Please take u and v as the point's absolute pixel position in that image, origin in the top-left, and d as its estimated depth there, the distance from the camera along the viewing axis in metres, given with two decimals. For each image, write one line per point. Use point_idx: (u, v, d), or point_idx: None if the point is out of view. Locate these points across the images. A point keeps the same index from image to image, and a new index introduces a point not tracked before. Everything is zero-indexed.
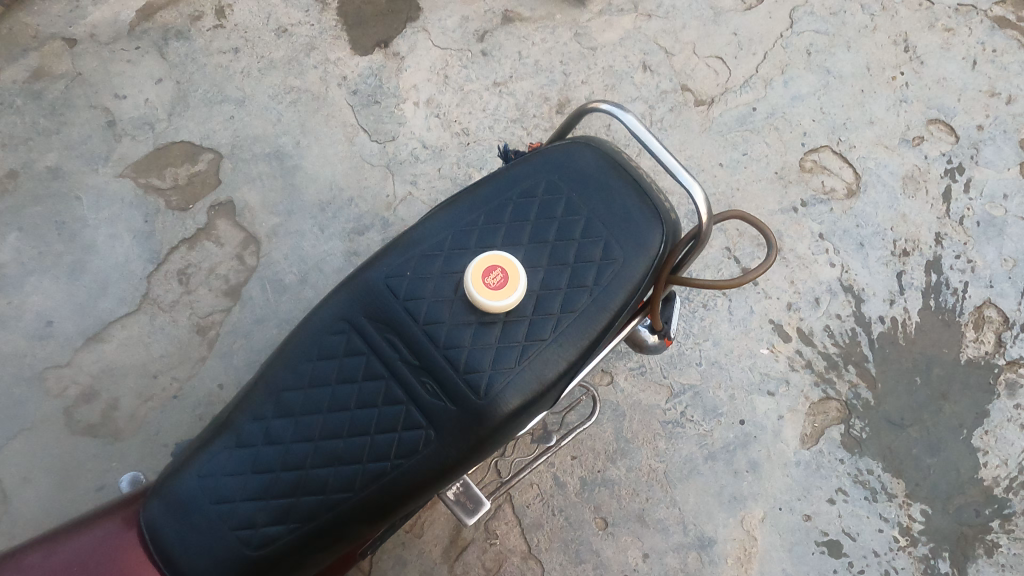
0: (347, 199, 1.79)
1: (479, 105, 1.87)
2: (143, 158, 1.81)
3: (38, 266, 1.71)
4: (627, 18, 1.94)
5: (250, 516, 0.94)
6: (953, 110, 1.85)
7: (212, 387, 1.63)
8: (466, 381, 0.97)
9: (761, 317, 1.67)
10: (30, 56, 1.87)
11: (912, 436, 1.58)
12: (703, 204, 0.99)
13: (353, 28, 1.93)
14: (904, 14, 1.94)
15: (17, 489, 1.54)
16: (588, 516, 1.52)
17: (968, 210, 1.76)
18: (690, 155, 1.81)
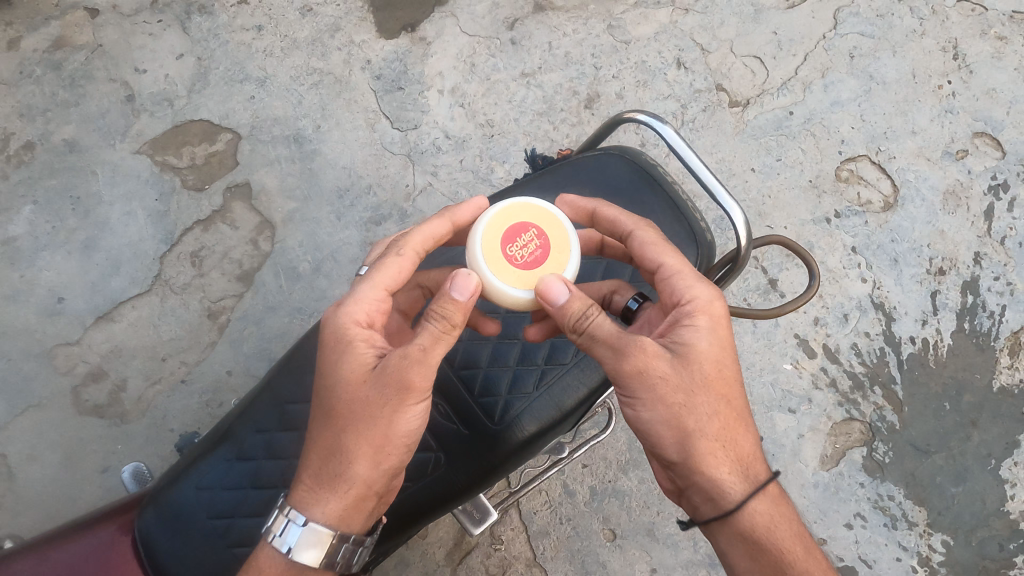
0: (365, 187, 1.74)
1: (506, 96, 1.81)
2: (161, 135, 1.77)
3: (51, 241, 1.69)
4: (663, 12, 1.87)
5: (249, 533, 0.95)
6: (1001, 123, 1.76)
7: (221, 374, 1.60)
8: (481, 405, 1.01)
9: (786, 331, 1.62)
10: (51, 24, 1.83)
11: (937, 464, 1.53)
12: (742, 225, 0.95)
13: (380, 10, 1.88)
14: (955, 18, 1.84)
15: (22, 466, 1.53)
16: (597, 527, 1.48)
17: (1010, 229, 1.68)
18: (721, 159, 1.75)
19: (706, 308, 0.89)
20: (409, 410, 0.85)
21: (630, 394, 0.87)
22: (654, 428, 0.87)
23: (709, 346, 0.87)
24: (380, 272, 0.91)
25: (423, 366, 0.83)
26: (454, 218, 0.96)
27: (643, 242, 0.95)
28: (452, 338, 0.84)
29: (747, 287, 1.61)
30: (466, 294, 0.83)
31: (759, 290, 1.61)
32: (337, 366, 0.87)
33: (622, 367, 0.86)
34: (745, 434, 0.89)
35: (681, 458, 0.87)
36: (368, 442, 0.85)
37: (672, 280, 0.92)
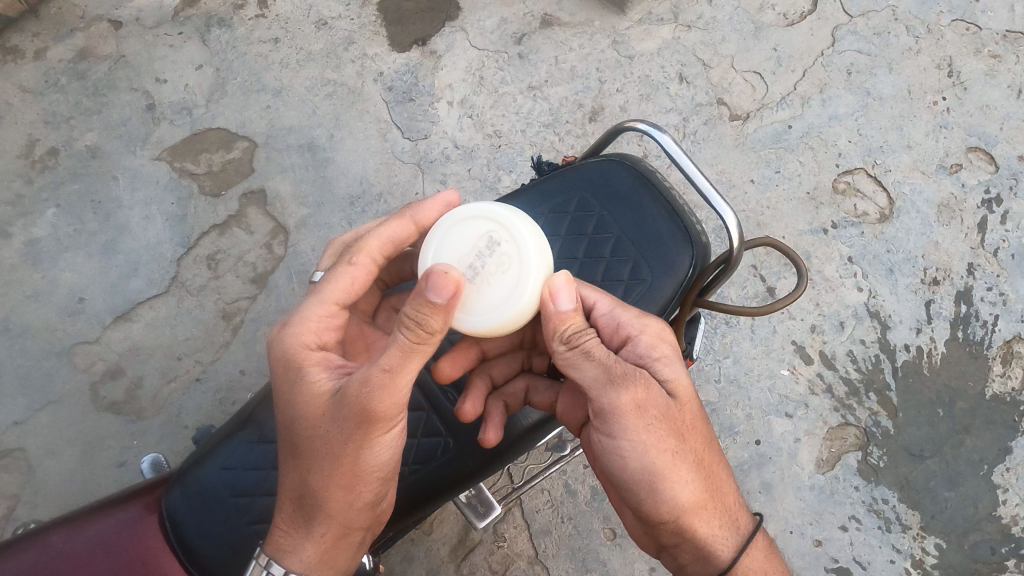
0: (376, 194, 1.80)
1: (513, 108, 1.87)
2: (180, 142, 1.83)
3: (72, 244, 1.75)
4: (666, 28, 1.93)
5: (268, 511, 1.03)
6: (994, 138, 1.81)
7: (234, 373, 1.65)
8: (487, 393, 1.09)
9: (783, 338, 1.66)
10: (76, 35, 1.91)
11: (930, 469, 1.57)
12: (735, 227, 1.03)
13: (392, 25, 1.95)
14: (950, 37, 1.90)
15: (41, 459, 1.58)
16: (597, 526, 1.52)
17: (1004, 241, 1.72)
18: (721, 171, 1.80)
19: (666, 339, 0.97)
20: (377, 440, 0.89)
21: (620, 433, 0.89)
22: (646, 475, 0.89)
23: (681, 381, 0.94)
24: (331, 289, 0.96)
25: (385, 393, 0.85)
26: (415, 217, 1.02)
27: (574, 281, 1.01)
28: (416, 358, 0.85)
29: (746, 295, 1.66)
30: (444, 295, 0.82)
31: (758, 297, 1.66)
32: (298, 394, 0.91)
33: (618, 405, 0.89)
34: (716, 467, 0.96)
35: (671, 512, 0.90)
36: (340, 475, 0.90)
37: (618, 321, 0.98)
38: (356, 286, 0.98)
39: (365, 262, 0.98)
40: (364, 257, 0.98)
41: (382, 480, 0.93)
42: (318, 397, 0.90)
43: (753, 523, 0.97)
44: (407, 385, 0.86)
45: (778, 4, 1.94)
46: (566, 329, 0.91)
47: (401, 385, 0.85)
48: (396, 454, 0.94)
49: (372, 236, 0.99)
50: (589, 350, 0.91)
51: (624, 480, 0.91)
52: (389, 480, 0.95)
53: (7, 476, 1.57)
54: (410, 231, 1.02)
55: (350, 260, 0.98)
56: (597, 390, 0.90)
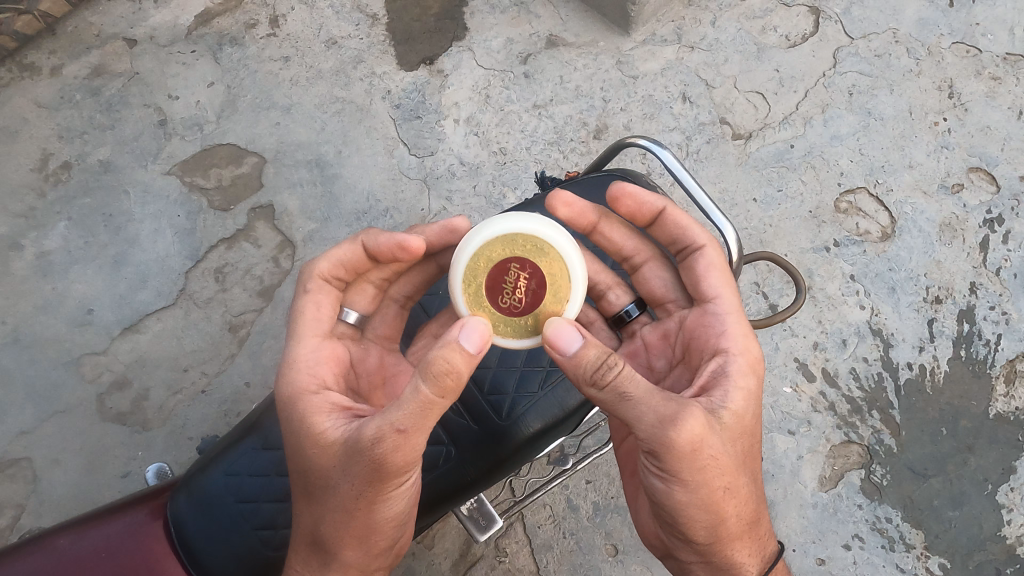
0: (383, 210, 1.82)
1: (518, 126, 1.90)
2: (190, 157, 1.87)
3: (82, 256, 1.77)
4: (670, 49, 1.96)
5: (272, 518, 1.05)
6: (995, 159, 1.82)
7: (240, 385, 1.67)
8: (489, 402, 1.10)
9: (785, 355, 1.67)
10: (92, 53, 1.95)
11: (934, 488, 1.57)
12: (732, 241, 1.07)
13: (400, 44, 1.98)
14: (950, 60, 1.92)
15: (47, 469, 1.59)
16: (599, 542, 1.52)
17: (1005, 261, 1.73)
18: (724, 189, 1.82)
19: (752, 364, 0.96)
20: (389, 493, 0.90)
21: (674, 472, 0.88)
22: (691, 508, 0.90)
23: (750, 414, 0.94)
24: (302, 322, 1.02)
25: (400, 451, 0.85)
26: (365, 242, 1.05)
27: (711, 264, 1.06)
28: (433, 415, 0.85)
29: (748, 311, 1.67)
30: (476, 344, 0.84)
31: (760, 314, 1.67)
32: (308, 445, 0.91)
33: (680, 446, 0.86)
34: (759, 498, 0.98)
35: (709, 539, 0.93)
36: (354, 526, 0.92)
37: (725, 327, 1.00)
38: (321, 310, 1.04)
39: (318, 286, 1.05)
40: (316, 281, 1.05)
41: (395, 528, 0.95)
42: (328, 448, 0.90)
43: (777, 548, 1.03)
44: (423, 440, 0.86)
45: (780, 26, 1.97)
46: (585, 370, 0.88)
47: (415, 440, 0.85)
48: (408, 502, 0.95)
49: (321, 260, 1.05)
50: (624, 390, 0.87)
51: (667, 507, 0.91)
52: (402, 527, 0.97)
53: (13, 485, 1.58)
54: (360, 254, 1.06)
55: (306, 288, 1.04)
56: (649, 429, 0.87)
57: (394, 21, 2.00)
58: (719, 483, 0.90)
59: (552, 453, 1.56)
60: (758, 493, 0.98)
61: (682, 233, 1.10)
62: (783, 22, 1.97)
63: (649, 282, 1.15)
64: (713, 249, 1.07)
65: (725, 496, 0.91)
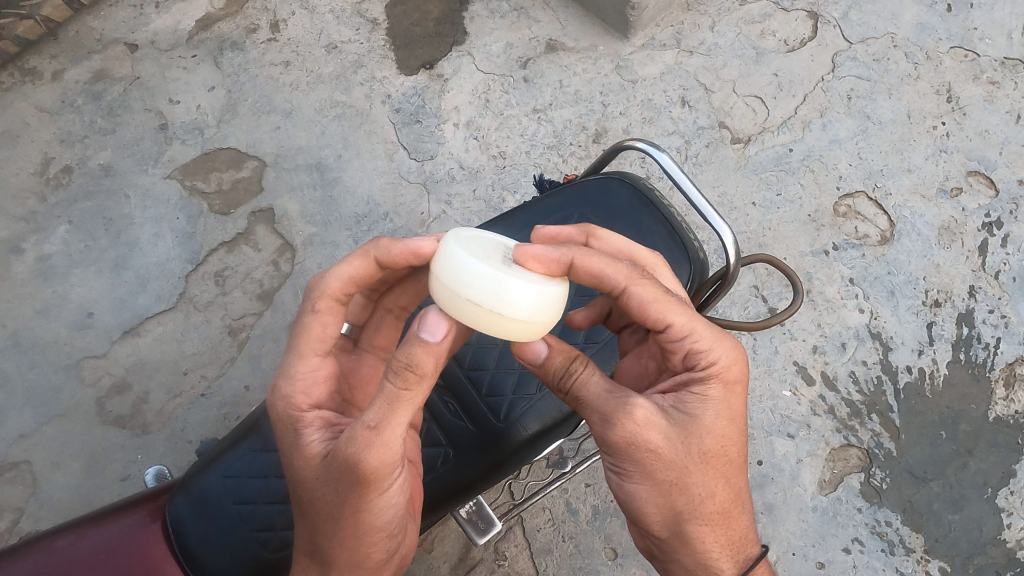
0: (383, 214, 1.83)
1: (518, 130, 1.91)
2: (191, 161, 1.87)
3: (83, 259, 1.78)
4: (669, 53, 1.97)
5: (269, 520, 1.04)
6: (994, 163, 1.83)
7: (239, 389, 1.67)
8: (487, 403, 1.10)
9: (784, 359, 1.67)
10: (93, 58, 1.96)
11: (934, 491, 1.56)
12: (731, 244, 1.08)
13: (400, 49, 1.99)
14: (948, 64, 1.93)
15: (46, 473, 1.59)
16: (598, 546, 1.52)
17: (1005, 264, 1.73)
18: (723, 193, 1.82)
19: (717, 372, 0.92)
20: (372, 500, 0.88)
21: (620, 465, 0.91)
22: (639, 500, 0.92)
23: (710, 417, 0.91)
24: (307, 342, 0.98)
25: (373, 451, 0.84)
26: (376, 255, 1.00)
27: (643, 301, 0.92)
28: (401, 411, 0.84)
29: (748, 315, 1.67)
30: (439, 333, 0.84)
31: (759, 317, 1.67)
32: (295, 457, 0.92)
33: (615, 441, 0.90)
34: (736, 503, 0.95)
35: (666, 532, 0.94)
36: (342, 533, 0.91)
37: (686, 345, 0.93)
38: (329, 330, 0.99)
39: (328, 306, 0.99)
40: (325, 301, 0.99)
41: (387, 537, 0.94)
42: (314, 457, 0.91)
43: (763, 552, 1.00)
44: (397, 440, 0.85)
45: (779, 31, 1.97)
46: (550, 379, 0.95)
47: (389, 438, 0.84)
48: (399, 509, 0.93)
49: (329, 277, 0.99)
50: (578, 393, 0.92)
51: (622, 498, 0.95)
52: (396, 536, 0.95)
53: (12, 488, 1.58)
54: (371, 268, 1.00)
55: (312, 308, 0.98)
56: (597, 426, 0.92)
57: (394, 26, 2.01)
58: (669, 480, 0.90)
59: (552, 456, 1.56)
60: (736, 498, 0.95)
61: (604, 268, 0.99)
62: (782, 27, 1.98)
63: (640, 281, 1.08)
64: (637, 287, 0.92)
65: (677, 494, 0.91)
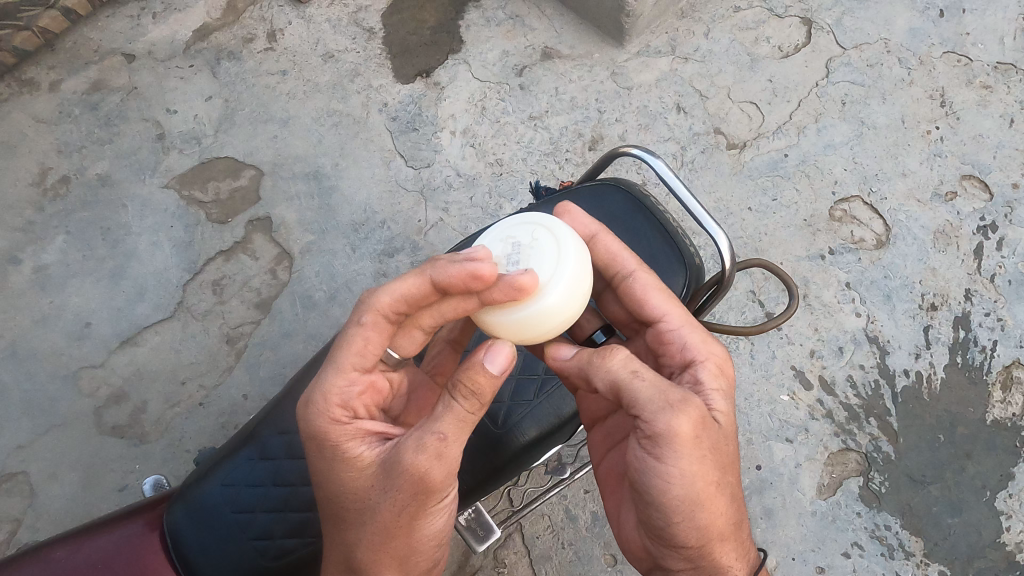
0: (379, 222, 1.83)
1: (514, 137, 1.92)
2: (189, 170, 1.88)
3: (80, 269, 1.77)
4: (663, 60, 1.98)
5: (268, 528, 1.05)
6: (988, 167, 1.84)
7: (237, 398, 1.67)
8: (485, 410, 1.10)
9: (782, 363, 1.67)
10: (90, 68, 1.96)
11: (933, 495, 1.57)
12: (726, 249, 1.08)
13: (397, 57, 2.00)
14: (941, 69, 1.94)
15: (44, 484, 1.59)
16: (598, 552, 1.51)
17: (1000, 267, 1.74)
18: (719, 198, 1.83)
19: (724, 373, 0.97)
20: (431, 510, 0.89)
21: (674, 463, 0.87)
22: (688, 501, 0.88)
23: (734, 418, 0.95)
24: (346, 355, 0.94)
25: (440, 463, 0.86)
26: (431, 275, 0.93)
27: (647, 285, 1.03)
28: (466, 427, 0.87)
29: (745, 319, 1.68)
30: (498, 365, 0.86)
31: (756, 322, 1.67)
32: (342, 466, 0.91)
33: (681, 431, 0.86)
34: (743, 502, 0.98)
35: (701, 535, 0.91)
36: (398, 546, 0.90)
37: (683, 338, 0.99)
38: (369, 346, 0.95)
39: (375, 321, 0.94)
40: (373, 315, 0.94)
41: (437, 546, 0.94)
42: (363, 469, 0.91)
43: (756, 555, 1.02)
44: (458, 455, 0.87)
45: (773, 37, 1.99)
46: (608, 347, 0.82)
47: (454, 453, 0.87)
48: (449, 520, 0.95)
49: (380, 293, 0.94)
50: (624, 377, 0.89)
51: (663, 503, 0.89)
52: (443, 548, 0.96)
53: (10, 499, 1.58)
54: (425, 288, 0.94)
55: (359, 320, 0.94)
56: (659, 412, 0.87)
57: (390, 35, 2.02)
58: (709, 476, 0.89)
59: (550, 462, 1.56)
60: (741, 496, 0.98)
61: (614, 259, 1.06)
62: (776, 33, 1.99)
63: (612, 308, 1.16)
64: (644, 272, 1.05)
65: (716, 489, 0.90)
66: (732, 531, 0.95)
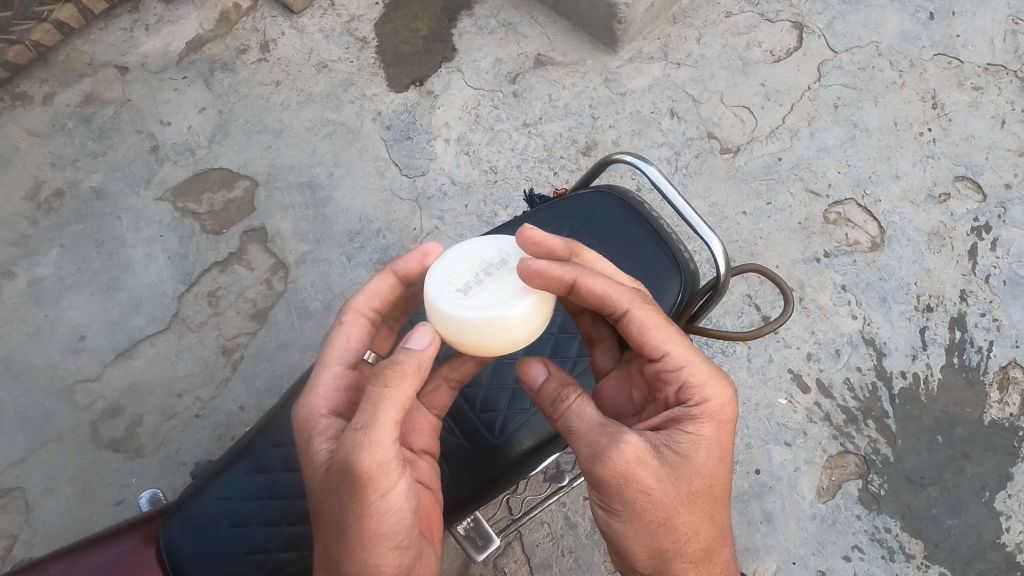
0: (375, 231, 1.83)
1: (509, 145, 1.92)
2: (184, 182, 1.87)
3: (75, 282, 1.77)
4: (656, 66, 1.98)
5: (264, 542, 1.04)
6: (981, 168, 1.84)
7: (234, 409, 1.67)
8: (481, 420, 1.10)
9: (780, 366, 1.67)
10: (83, 81, 1.96)
11: (932, 496, 1.56)
12: (721, 254, 1.08)
13: (390, 66, 2.00)
14: (932, 71, 1.95)
15: (39, 499, 1.58)
16: (598, 559, 1.51)
17: (995, 267, 1.74)
18: (713, 203, 1.83)
19: (711, 411, 0.92)
20: (374, 504, 0.86)
21: (608, 502, 0.90)
22: (629, 538, 0.91)
23: (702, 458, 0.91)
24: (331, 351, 1.00)
25: (364, 453, 0.83)
26: (395, 269, 1.05)
27: (643, 326, 0.94)
28: (387, 408, 0.84)
29: (741, 323, 1.68)
30: (425, 343, 0.90)
31: (752, 326, 1.67)
32: (304, 468, 0.91)
33: (606, 479, 0.87)
34: (718, 535, 0.96)
35: (651, 567, 0.93)
36: (351, 544, 0.87)
37: (681, 379, 0.94)
38: (352, 342, 1.02)
39: (354, 318, 1.03)
40: (352, 314, 1.03)
41: (396, 547, 0.89)
42: (318, 467, 0.89)
43: None
44: (387, 439, 0.84)
45: (765, 42, 1.99)
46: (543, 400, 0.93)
47: (379, 440, 0.84)
48: (407, 518, 0.90)
49: (357, 294, 1.04)
50: (572, 423, 0.91)
51: (608, 534, 0.94)
52: (408, 546, 0.90)
53: (5, 516, 1.56)
54: (392, 284, 1.05)
55: (340, 320, 1.03)
56: (585, 458, 0.89)
57: (383, 44, 2.02)
58: (655, 522, 0.89)
59: (549, 470, 1.55)
60: (715, 528, 0.95)
61: (603, 299, 0.94)
62: (768, 37, 2.00)
63: None
64: (640, 311, 0.94)
65: (664, 532, 0.90)
66: (696, 566, 0.93)
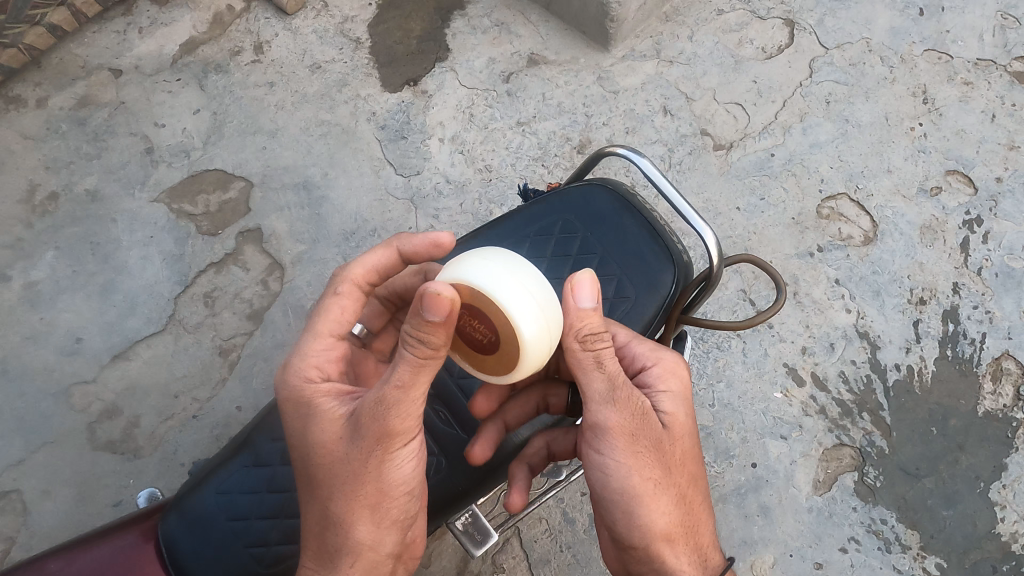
0: (370, 230, 1.83)
1: (503, 144, 1.92)
2: (179, 183, 1.87)
3: (70, 285, 1.77)
4: (649, 64, 1.99)
5: (263, 534, 1.04)
6: (972, 162, 1.86)
7: (231, 409, 1.67)
8: None
9: (774, 360, 1.68)
10: (77, 84, 1.96)
11: (927, 487, 1.57)
12: (713, 245, 1.09)
13: (383, 66, 2.01)
14: (923, 66, 1.96)
15: (37, 502, 1.58)
16: (596, 554, 1.51)
17: (987, 260, 1.76)
18: (707, 199, 1.85)
19: (679, 378, 1.03)
20: (394, 455, 0.89)
21: (608, 455, 0.95)
22: (626, 496, 0.94)
23: (681, 417, 1.00)
24: (324, 321, 1.04)
25: (398, 407, 0.86)
26: (399, 248, 1.07)
27: None
28: (427, 371, 0.85)
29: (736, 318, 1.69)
30: (441, 312, 0.81)
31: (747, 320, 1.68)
32: (313, 423, 0.93)
33: (611, 425, 0.94)
34: (698, 506, 1.01)
35: (642, 538, 0.95)
36: (367, 487, 0.90)
37: (633, 352, 1.06)
38: (347, 313, 1.05)
39: (350, 290, 1.06)
40: (347, 285, 1.06)
41: (407, 495, 0.93)
42: (331, 422, 0.92)
43: (719, 564, 1.02)
44: (418, 398, 0.87)
45: (756, 39, 2.00)
46: (583, 327, 0.92)
47: (413, 398, 0.86)
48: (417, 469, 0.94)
49: (355, 265, 1.06)
50: (596, 359, 0.93)
51: (605, 496, 0.97)
52: (416, 497, 0.95)
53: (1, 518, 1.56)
54: (392, 258, 1.07)
55: (334, 290, 1.05)
56: (596, 406, 0.94)
57: (376, 44, 2.03)
58: (649, 481, 0.94)
59: None
60: (694, 500, 1.00)
61: None
62: (759, 35, 2.01)
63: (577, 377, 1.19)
64: None
65: (658, 490, 0.95)
66: (683, 536, 0.97)
